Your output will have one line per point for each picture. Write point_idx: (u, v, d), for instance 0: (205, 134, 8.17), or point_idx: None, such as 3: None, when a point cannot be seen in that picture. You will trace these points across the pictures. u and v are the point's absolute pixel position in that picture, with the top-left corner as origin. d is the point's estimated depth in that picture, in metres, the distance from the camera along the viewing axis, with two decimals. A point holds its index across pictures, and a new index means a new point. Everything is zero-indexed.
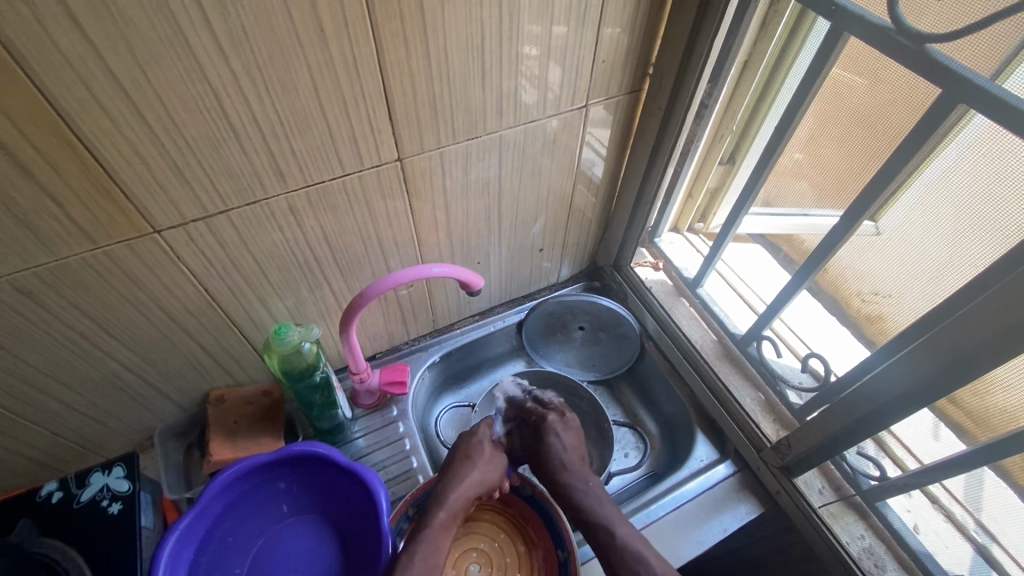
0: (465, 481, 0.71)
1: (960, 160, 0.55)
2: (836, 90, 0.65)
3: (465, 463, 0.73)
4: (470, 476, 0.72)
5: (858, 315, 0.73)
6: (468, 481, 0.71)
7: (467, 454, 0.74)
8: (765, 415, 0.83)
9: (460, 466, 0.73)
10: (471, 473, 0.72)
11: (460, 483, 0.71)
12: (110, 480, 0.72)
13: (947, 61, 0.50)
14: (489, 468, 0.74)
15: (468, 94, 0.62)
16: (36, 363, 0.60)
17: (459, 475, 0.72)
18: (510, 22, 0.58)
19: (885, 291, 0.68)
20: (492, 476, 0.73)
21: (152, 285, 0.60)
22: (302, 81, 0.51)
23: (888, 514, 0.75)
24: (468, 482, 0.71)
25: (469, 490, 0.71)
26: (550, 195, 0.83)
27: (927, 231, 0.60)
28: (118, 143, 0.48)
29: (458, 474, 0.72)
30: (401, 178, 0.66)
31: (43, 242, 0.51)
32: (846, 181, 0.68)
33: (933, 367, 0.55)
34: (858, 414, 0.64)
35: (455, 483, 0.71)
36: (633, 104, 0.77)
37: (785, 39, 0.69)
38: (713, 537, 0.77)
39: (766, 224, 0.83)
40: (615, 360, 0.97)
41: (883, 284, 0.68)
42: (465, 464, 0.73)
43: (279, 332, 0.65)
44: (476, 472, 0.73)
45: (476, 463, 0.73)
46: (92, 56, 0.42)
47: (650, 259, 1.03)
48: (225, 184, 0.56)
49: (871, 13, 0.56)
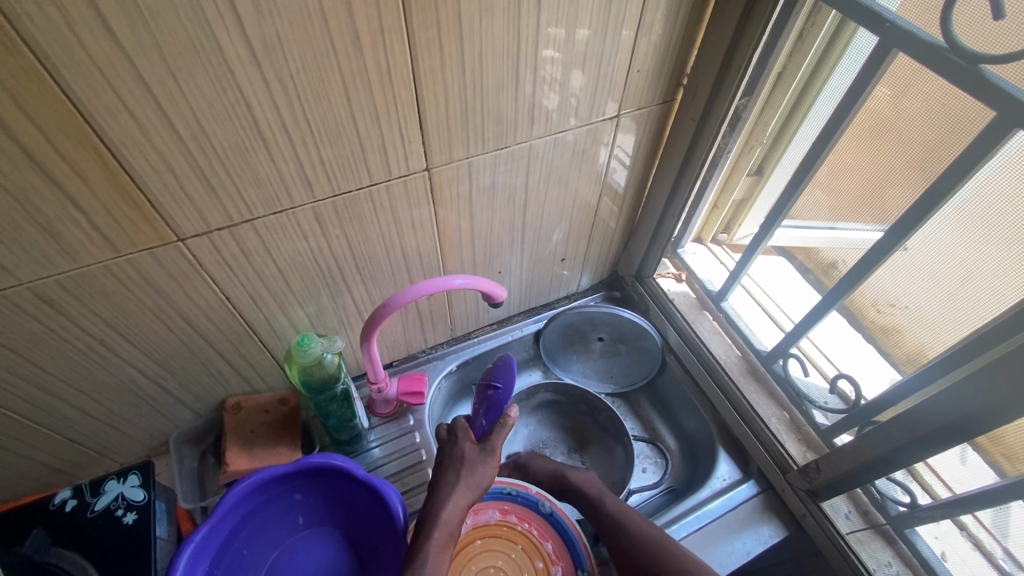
0: (456, 493, 0.65)
1: (1004, 175, 0.53)
2: (877, 107, 0.63)
3: (450, 475, 0.66)
4: (458, 484, 0.65)
5: (874, 326, 0.74)
6: (459, 493, 0.65)
7: (452, 463, 0.68)
8: (790, 436, 0.81)
9: (446, 479, 0.66)
10: (460, 483, 0.65)
11: (449, 494, 0.64)
12: (125, 489, 0.70)
13: (1004, 83, 0.48)
14: (481, 469, 0.67)
15: (500, 103, 0.60)
16: (53, 371, 0.59)
17: (448, 487, 0.65)
18: (544, 29, 0.55)
19: (903, 303, 0.69)
20: (484, 476, 0.67)
21: (174, 294, 0.59)
22: (334, 90, 0.50)
23: (917, 542, 0.72)
24: (458, 492, 0.65)
25: (462, 501, 0.65)
26: (576, 205, 0.82)
27: (961, 249, 0.60)
28: (145, 151, 0.47)
29: (446, 486, 0.65)
30: (428, 188, 0.65)
31: (67, 251, 0.50)
32: (884, 196, 0.66)
33: (986, 399, 0.52)
34: (895, 444, 0.62)
35: (444, 496, 0.64)
36: (664, 114, 0.75)
37: (823, 50, 0.67)
38: (736, 559, 0.75)
39: (794, 236, 0.81)
40: (636, 373, 0.96)
41: (899, 295, 0.69)
42: (451, 474, 0.66)
43: (301, 343, 0.64)
44: (465, 478, 0.66)
45: (462, 470, 0.66)
46: (123, 62, 0.41)
47: (673, 271, 1.00)
48: (252, 194, 0.54)
49: (923, 31, 0.54)
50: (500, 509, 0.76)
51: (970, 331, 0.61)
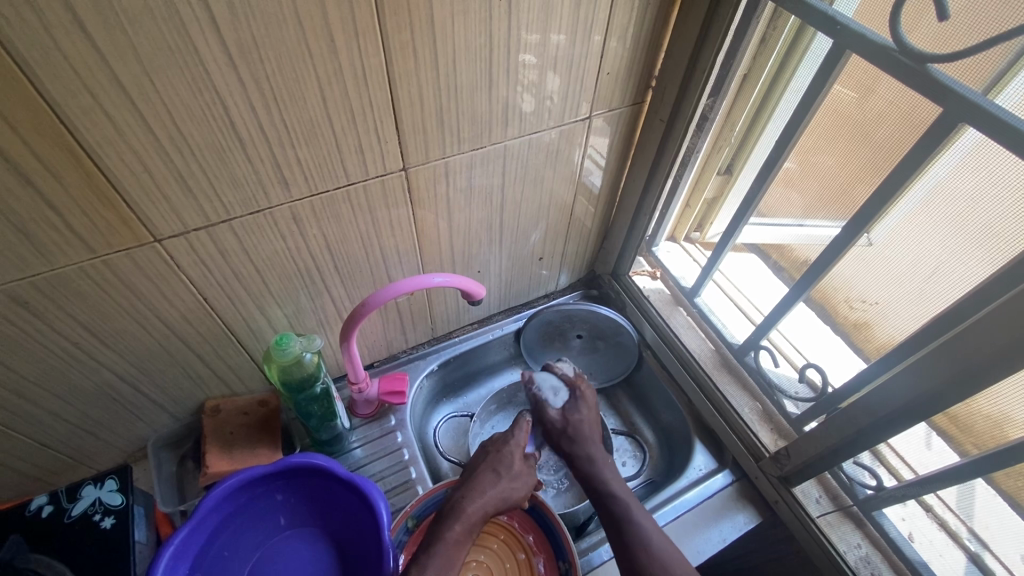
0: (491, 492, 0.68)
1: (954, 174, 0.56)
2: (835, 105, 0.66)
3: (488, 474, 0.70)
4: (493, 489, 0.69)
5: (846, 322, 0.76)
6: (493, 493, 0.68)
7: (493, 466, 0.71)
8: (762, 425, 0.84)
9: (482, 478, 0.70)
10: (495, 485, 0.69)
11: (480, 496, 0.67)
12: (103, 494, 0.71)
13: (944, 76, 0.52)
14: (518, 485, 0.71)
15: (474, 105, 0.62)
16: (27, 374, 0.58)
17: (487, 490, 0.68)
18: (515, 32, 0.57)
19: (875, 300, 0.70)
20: (518, 494, 0.70)
21: (151, 295, 0.59)
22: (310, 90, 0.51)
23: (883, 523, 0.76)
24: (491, 494, 0.68)
25: (493, 503, 0.68)
26: (552, 204, 0.83)
27: (917, 242, 0.63)
28: (121, 151, 0.47)
29: (486, 489, 0.68)
30: (405, 188, 0.66)
31: (41, 251, 0.50)
32: (846, 195, 0.69)
33: (937, 379, 0.55)
34: (857, 427, 0.65)
35: (480, 496, 0.67)
36: (635, 115, 0.78)
37: (785, 53, 0.70)
38: (712, 547, 0.77)
39: (763, 233, 0.84)
40: (614, 368, 0.98)
41: (871, 292, 0.71)
42: (488, 476, 0.70)
43: (280, 342, 0.64)
44: (500, 483, 0.70)
45: (499, 475, 0.70)
46: (98, 63, 0.41)
47: (647, 268, 1.03)
48: (229, 194, 0.55)
49: (874, 33, 0.57)
50: None
51: (927, 315, 0.63)
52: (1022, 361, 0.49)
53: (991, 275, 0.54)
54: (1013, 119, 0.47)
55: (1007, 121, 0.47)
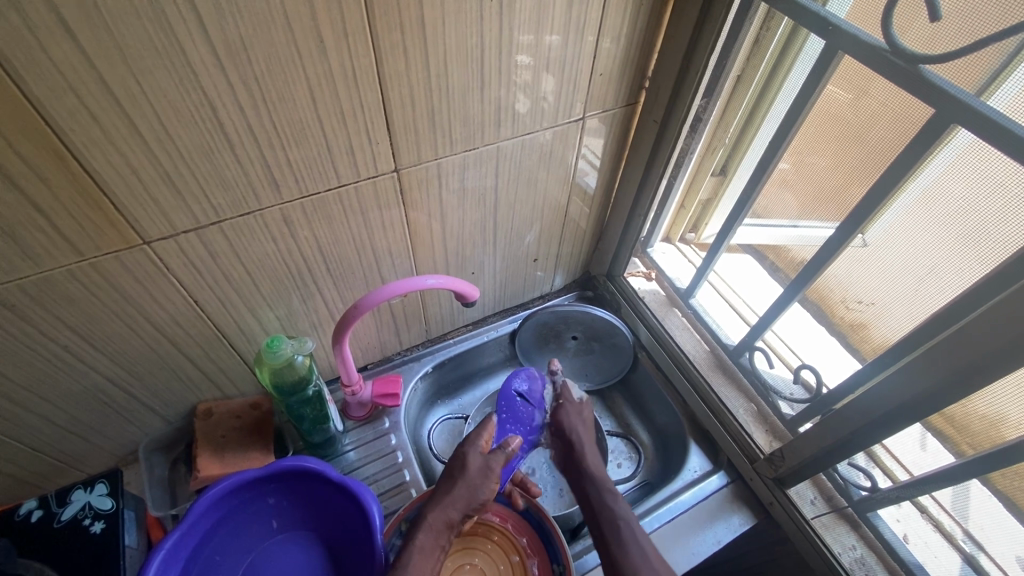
0: (450, 501, 0.67)
1: (949, 174, 0.56)
2: (828, 106, 0.66)
3: (447, 480, 0.69)
4: (451, 494, 0.67)
5: (842, 323, 0.76)
6: (450, 500, 0.67)
7: (452, 469, 0.70)
8: (757, 426, 0.83)
9: (441, 485, 0.69)
10: (452, 490, 0.67)
11: (439, 505, 0.67)
12: (92, 499, 0.70)
13: (935, 78, 0.52)
14: (483, 484, 0.69)
15: (466, 106, 0.62)
16: (16, 378, 0.58)
17: (448, 499, 0.67)
18: (507, 33, 0.57)
19: (868, 300, 0.70)
20: (483, 494, 0.68)
21: (141, 298, 0.58)
22: (300, 91, 0.50)
23: (878, 525, 0.75)
24: (449, 501, 0.67)
25: (454, 510, 0.67)
26: (546, 206, 0.83)
27: (910, 242, 0.63)
28: (108, 153, 0.47)
29: (447, 498, 0.67)
30: (397, 189, 0.66)
31: (28, 254, 0.49)
32: (841, 197, 0.69)
33: (931, 380, 0.55)
34: (851, 428, 0.65)
35: (443, 507, 0.66)
36: (629, 116, 0.78)
37: (778, 54, 0.70)
38: (707, 549, 0.77)
39: (758, 234, 0.84)
40: (609, 370, 0.97)
41: (865, 292, 0.71)
42: (447, 482, 0.68)
43: (271, 345, 0.64)
44: (457, 487, 0.68)
45: (456, 478, 0.68)
46: (84, 64, 0.41)
47: (642, 269, 1.03)
48: (219, 196, 0.54)
49: (866, 34, 0.57)
50: None
51: (921, 316, 0.63)
52: (1015, 362, 0.48)
53: (984, 276, 0.54)
54: (1006, 120, 0.47)
55: (1000, 121, 0.47)
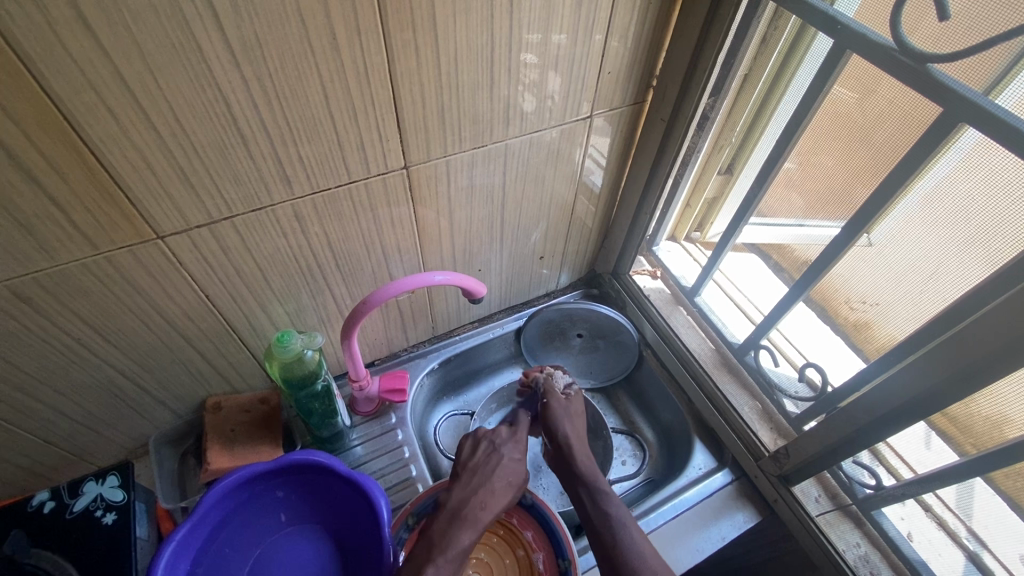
0: (496, 502, 0.68)
1: (957, 173, 0.56)
2: (835, 105, 0.66)
3: (497, 483, 0.70)
4: (500, 498, 0.69)
5: (846, 322, 0.76)
6: (498, 503, 0.68)
7: (503, 473, 0.71)
8: (762, 424, 0.84)
9: (491, 485, 0.69)
10: (502, 494, 0.69)
11: (489, 505, 0.68)
12: (104, 491, 0.70)
13: (942, 76, 0.52)
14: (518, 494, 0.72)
15: (476, 104, 0.62)
16: (31, 370, 0.59)
17: (491, 496, 0.69)
18: (517, 31, 0.57)
19: (873, 300, 0.71)
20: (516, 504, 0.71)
21: (154, 292, 0.59)
22: (313, 89, 0.51)
23: (883, 523, 0.76)
24: (498, 504, 0.68)
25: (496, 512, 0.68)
26: (553, 203, 0.84)
27: (915, 240, 0.63)
28: (124, 148, 0.47)
29: (491, 494, 0.69)
30: (406, 186, 0.66)
31: (44, 247, 0.50)
32: (848, 195, 0.69)
33: (936, 378, 0.55)
34: (856, 426, 0.65)
35: (486, 503, 0.68)
36: (636, 115, 0.78)
37: (785, 53, 0.70)
38: (711, 546, 0.77)
39: (763, 233, 0.84)
40: (615, 367, 0.98)
41: (870, 292, 0.71)
42: (497, 484, 0.70)
43: (281, 339, 0.64)
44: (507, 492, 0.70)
45: (507, 484, 0.71)
46: (102, 61, 0.42)
47: (648, 268, 1.03)
48: (231, 191, 0.55)
49: (874, 33, 0.57)
50: None
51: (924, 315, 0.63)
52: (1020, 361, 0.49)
53: (990, 275, 0.54)
54: (1013, 119, 0.47)
55: (1007, 119, 0.48)
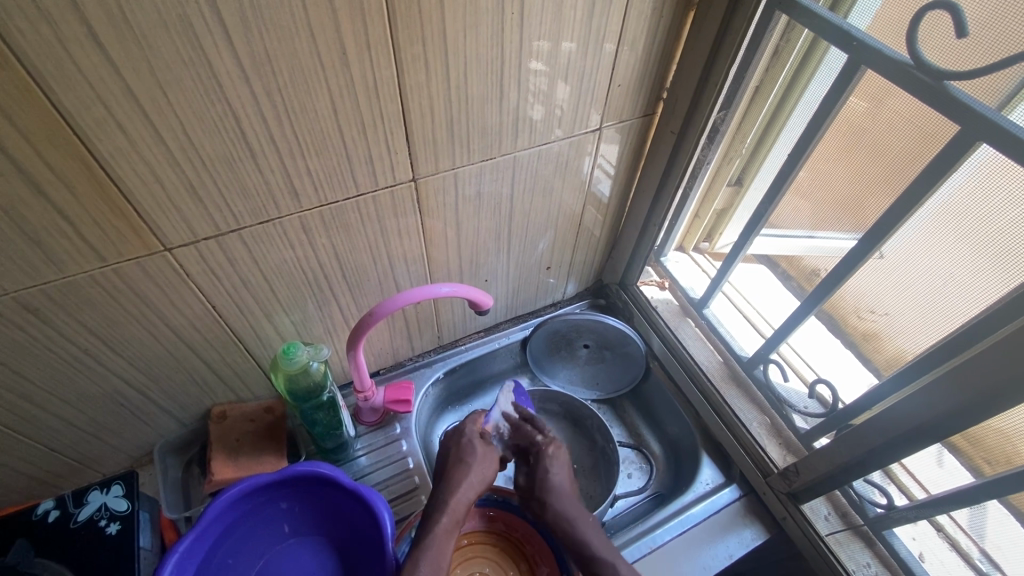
0: (465, 482, 0.69)
1: (973, 189, 0.55)
2: (849, 118, 0.65)
3: (460, 465, 0.71)
4: (469, 478, 0.70)
5: (855, 332, 0.75)
6: (468, 483, 0.69)
7: (463, 456, 0.73)
8: (771, 440, 0.83)
9: (457, 470, 0.71)
10: (470, 473, 0.70)
11: (459, 487, 0.69)
12: (107, 500, 0.70)
13: (960, 94, 0.51)
14: (490, 468, 0.72)
15: (485, 116, 0.62)
16: (37, 381, 0.59)
17: (457, 480, 0.69)
18: (527, 44, 0.57)
19: (882, 310, 0.70)
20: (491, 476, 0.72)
21: (160, 302, 0.59)
22: (322, 102, 0.51)
23: (894, 544, 0.74)
24: (466, 485, 0.69)
25: (470, 490, 0.69)
26: (560, 214, 0.83)
27: (931, 256, 0.62)
28: (133, 163, 0.47)
29: (456, 479, 0.70)
30: (414, 198, 0.66)
31: (52, 259, 0.50)
32: (855, 207, 0.68)
33: (954, 400, 0.54)
34: (869, 446, 0.64)
35: (454, 487, 0.69)
36: (646, 126, 0.77)
37: (798, 65, 0.69)
38: (719, 563, 0.76)
39: (777, 245, 0.83)
40: (621, 379, 0.98)
41: (878, 301, 0.70)
42: (462, 467, 0.71)
43: (287, 351, 0.64)
44: (474, 471, 0.71)
45: (472, 461, 0.72)
46: (112, 76, 0.41)
47: (655, 278, 1.02)
48: (239, 204, 0.55)
49: (890, 48, 0.56)
50: (488, 515, 0.77)
51: (940, 335, 0.62)
52: None
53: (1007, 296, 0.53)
54: None
55: None
